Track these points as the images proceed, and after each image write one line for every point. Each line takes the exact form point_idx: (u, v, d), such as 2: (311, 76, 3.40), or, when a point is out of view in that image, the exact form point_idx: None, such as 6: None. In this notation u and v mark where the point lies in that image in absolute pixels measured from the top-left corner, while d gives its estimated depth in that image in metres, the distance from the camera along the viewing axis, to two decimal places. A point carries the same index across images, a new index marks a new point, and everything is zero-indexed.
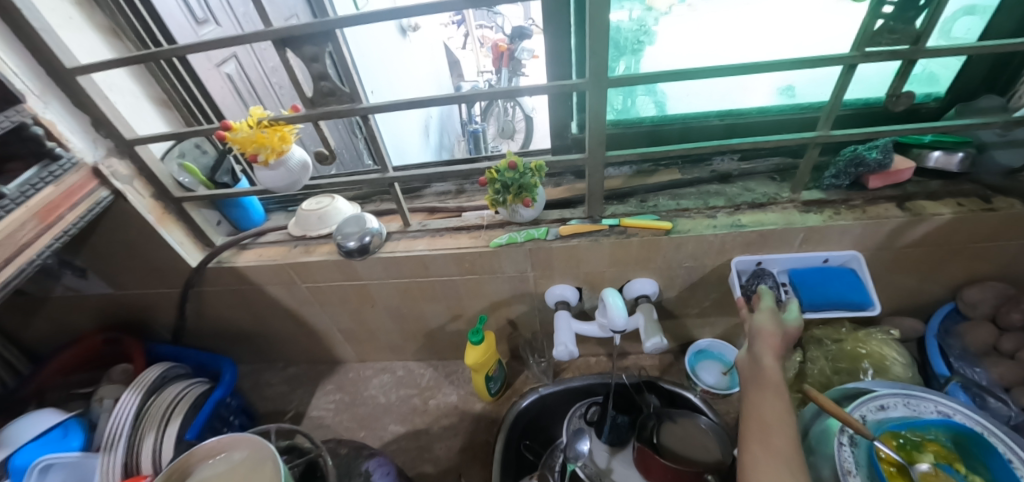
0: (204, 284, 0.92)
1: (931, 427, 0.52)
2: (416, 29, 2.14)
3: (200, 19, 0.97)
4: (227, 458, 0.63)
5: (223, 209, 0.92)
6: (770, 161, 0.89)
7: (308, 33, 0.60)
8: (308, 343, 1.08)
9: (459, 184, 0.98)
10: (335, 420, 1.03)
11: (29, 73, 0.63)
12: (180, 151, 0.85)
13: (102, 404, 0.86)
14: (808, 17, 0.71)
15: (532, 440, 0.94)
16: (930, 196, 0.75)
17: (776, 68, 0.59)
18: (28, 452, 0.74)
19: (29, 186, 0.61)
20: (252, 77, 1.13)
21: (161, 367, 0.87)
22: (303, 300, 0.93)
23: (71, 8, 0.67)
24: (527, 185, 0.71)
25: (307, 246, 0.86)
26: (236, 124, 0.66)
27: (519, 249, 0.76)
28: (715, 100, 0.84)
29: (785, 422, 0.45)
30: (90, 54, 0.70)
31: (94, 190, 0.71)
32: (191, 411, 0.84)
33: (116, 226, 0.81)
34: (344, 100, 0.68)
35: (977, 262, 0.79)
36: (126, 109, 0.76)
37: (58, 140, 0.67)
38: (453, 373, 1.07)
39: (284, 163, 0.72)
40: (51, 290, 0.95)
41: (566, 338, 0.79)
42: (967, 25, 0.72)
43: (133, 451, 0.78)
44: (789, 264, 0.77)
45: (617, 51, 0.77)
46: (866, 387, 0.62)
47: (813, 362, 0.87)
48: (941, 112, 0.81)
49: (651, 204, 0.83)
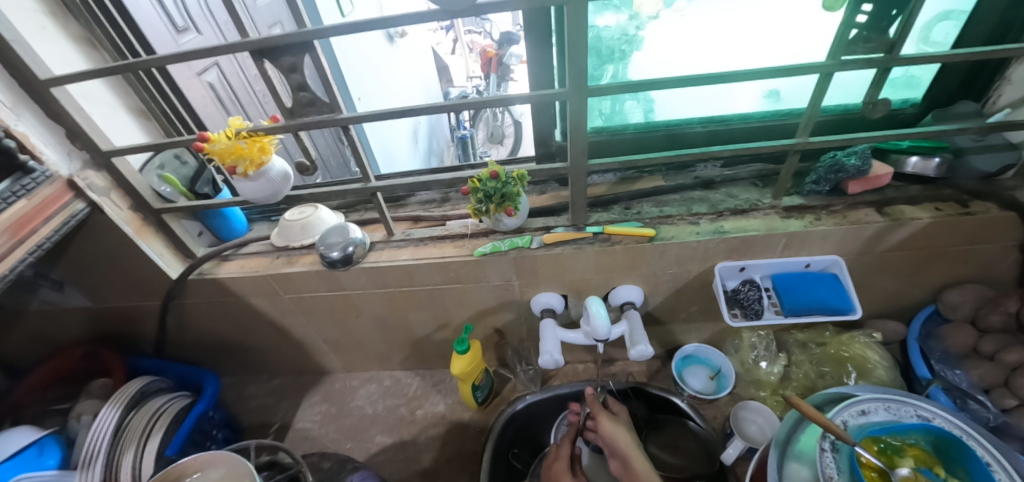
0: (185, 296, 0.91)
1: (911, 431, 0.53)
2: (404, 35, 2.14)
3: (181, 27, 0.96)
4: (202, 478, 0.62)
5: (204, 220, 0.91)
6: (753, 168, 0.90)
7: (285, 44, 0.59)
8: (293, 354, 1.07)
9: (443, 192, 0.98)
10: (320, 432, 1.02)
11: (1, 85, 0.62)
12: (160, 162, 0.84)
13: (80, 420, 0.85)
14: (787, 25, 0.72)
15: (521, 448, 0.94)
16: (908, 200, 0.75)
17: (756, 76, 0.60)
18: (3, 470, 0.71)
19: (1, 199, 0.59)
20: (235, 86, 1.12)
21: (142, 381, 0.85)
22: (287, 311, 0.92)
23: (45, 18, 0.66)
24: (509, 194, 0.70)
25: (289, 256, 0.85)
26: (214, 135, 0.66)
27: (503, 258, 0.76)
28: (698, 107, 0.84)
29: None
30: (63, 64, 0.69)
31: (69, 203, 0.70)
32: (172, 424, 0.83)
33: (93, 238, 0.79)
34: (325, 110, 0.68)
35: (955, 265, 0.80)
36: (102, 120, 0.75)
37: (31, 153, 0.66)
38: (441, 381, 1.07)
39: (264, 174, 0.72)
40: (27, 304, 0.93)
41: (551, 347, 0.77)
42: (945, 30, 0.73)
43: (112, 468, 0.75)
44: (772, 269, 0.78)
45: (599, 59, 0.78)
46: (848, 391, 0.62)
47: (798, 365, 0.88)
48: (919, 118, 0.82)
49: (635, 210, 0.83)
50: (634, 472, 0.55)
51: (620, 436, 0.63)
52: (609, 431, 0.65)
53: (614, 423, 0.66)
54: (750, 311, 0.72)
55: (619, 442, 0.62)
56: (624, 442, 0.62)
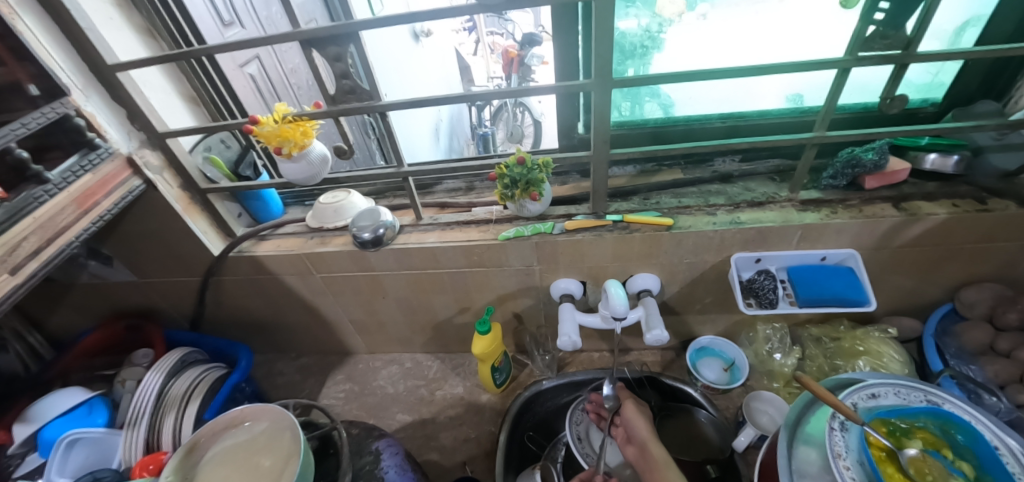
0: (224, 272, 0.96)
1: (920, 414, 0.53)
2: (428, 35, 2.20)
3: (227, 21, 1.02)
4: (249, 428, 0.67)
5: (244, 201, 0.97)
6: (771, 163, 0.92)
7: (331, 35, 0.64)
8: (319, 334, 1.11)
9: (468, 181, 1.02)
10: (344, 408, 1.06)
11: (74, 68, 0.68)
12: (207, 145, 0.90)
13: (125, 384, 0.90)
14: (808, 24, 0.74)
15: (536, 432, 0.97)
16: (925, 197, 0.77)
17: (774, 70, 0.62)
18: (56, 426, 0.80)
19: (70, 173, 0.65)
20: (273, 78, 1.18)
21: (180, 352, 0.90)
22: (318, 290, 0.97)
23: (112, 9, 0.73)
24: (534, 180, 0.74)
25: (323, 237, 0.90)
26: (263, 119, 0.71)
27: (526, 242, 0.79)
28: (718, 104, 0.87)
29: None
30: (127, 52, 0.75)
31: (127, 179, 0.76)
32: (209, 393, 0.88)
33: (144, 215, 0.85)
34: (364, 97, 0.73)
35: (974, 264, 0.80)
36: (159, 104, 0.81)
37: (98, 132, 0.71)
38: (460, 365, 1.10)
39: (305, 156, 0.76)
40: (78, 276, 0.99)
41: (569, 329, 0.79)
42: (969, 37, 0.75)
43: (154, 429, 0.81)
44: (788, 261, 0.79)
45: (622, 56, 0.81)
46: (858, 376, 0.62)
47: (812, 359, 0.90)
48: (939, 117, 0.84)
49: (654, 201, 0.86)
50: (650, 456, 0.68)
51: (639, 423, 0.74)
52: (631, 415, 0.76)
53: (636, 412, 0.76)
54: (765, 300, 0.74)
55: (637, 429, 0.73)
56: (642, 429, 0.73)
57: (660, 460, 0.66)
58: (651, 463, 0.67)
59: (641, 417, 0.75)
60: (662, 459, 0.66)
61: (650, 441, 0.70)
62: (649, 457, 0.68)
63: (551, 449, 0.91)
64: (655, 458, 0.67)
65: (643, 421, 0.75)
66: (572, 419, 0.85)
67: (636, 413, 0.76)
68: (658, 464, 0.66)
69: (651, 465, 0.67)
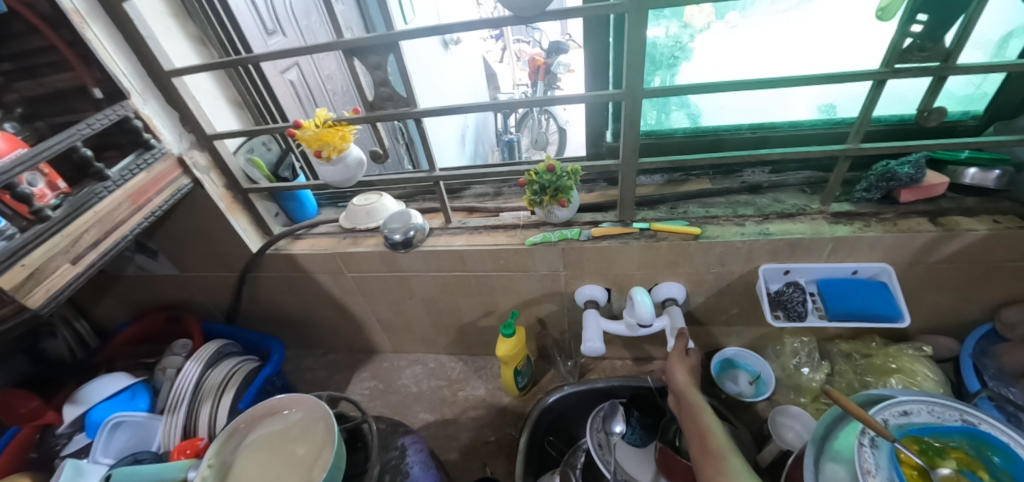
0: (260, 268, 1.00)
1: (954, 433, 0.50)
2: (457, 43, 2.26)
3: (271, 29, 1.07)
4: (285, 417, 0.69)
5: (281, 202, 1.01)
6: (802, 175, 0.91)
7: (372, 44, 0.67)
8: (348, 331, 1.15)
9: (497, 186, 1.05)
10: (368, 405, 1.09)
11: (134, 74, 0.73)
12: (250, 147, 0.95)
13: (165, 373, 0.95)
14: (840, 34, 0.73)
15: (556, 437, 0.98)
16: (964, 212, 0.75)
17: (807, 81, 0.62)
18: (101, 409, 0.84)
19: (127, 171, 0.70)
20: (311, 84, 1.23)
21: (217, 343, 0.95)
22: (348, 289, 1.00)
23: (169, 19, 0.78)
24: (563, 186, 0.76)
25: (356, 237, 0.93)
26: (305, 123, 0.74)
27: (552, 248, 0.81)
28: (749, 114, 0.87)
29: (716, 430, 0.58)
30: (182, 59, 0.80)
31: (177, 178, 0.80)
32: (243, 385, 0.91)
33: (189, 212, 0.90)
34: (400, 104, 0.75)
35: (1015, 282, 0.78)
36: (208, 108, 0.86)
37: (153, 133, 0.76)
38: (483, 368, 1.12)
39: (343, 159, 0.80)
40: (126, 269, 1.05)
41: (593, 335, 0.79)
42: (1016, 46, 0.73)
43: (192, 416, 0.85)
44: (817, 275, 0.78)
45: (652, 65, 0.82)
46: (888, 392, 0.58)
47: (841, 375, 0.88)
48: (980, 130, 0.82)
49: (681, 210, 0.87)
50: (687, 402, 0.65)
51: (678, 373, 0.70)
52: (679, 378, 0.70)
53: (678, 361, 0.73)
54: (793, 312, 0.74)
55: (676, 378, 0.70)
56: (681, 378, 0.69)
57: (695, 404, 0.64)
58: (687, 409, 0.64)
59: (681, 368, 0.72)
60: (699, 404, 0.63)
61: (687, 390, 0.67)
62: (687, 402, 0.65)
63: (570, 455, 0.88)
64: (692, 402, 0.64)
65: (688, 372, 0.70)
66: (593, 426, 0.84)
67: (682, 363, 0.72)
68: (696, 409, 0.63)
69: (687, 410, 0.64)
